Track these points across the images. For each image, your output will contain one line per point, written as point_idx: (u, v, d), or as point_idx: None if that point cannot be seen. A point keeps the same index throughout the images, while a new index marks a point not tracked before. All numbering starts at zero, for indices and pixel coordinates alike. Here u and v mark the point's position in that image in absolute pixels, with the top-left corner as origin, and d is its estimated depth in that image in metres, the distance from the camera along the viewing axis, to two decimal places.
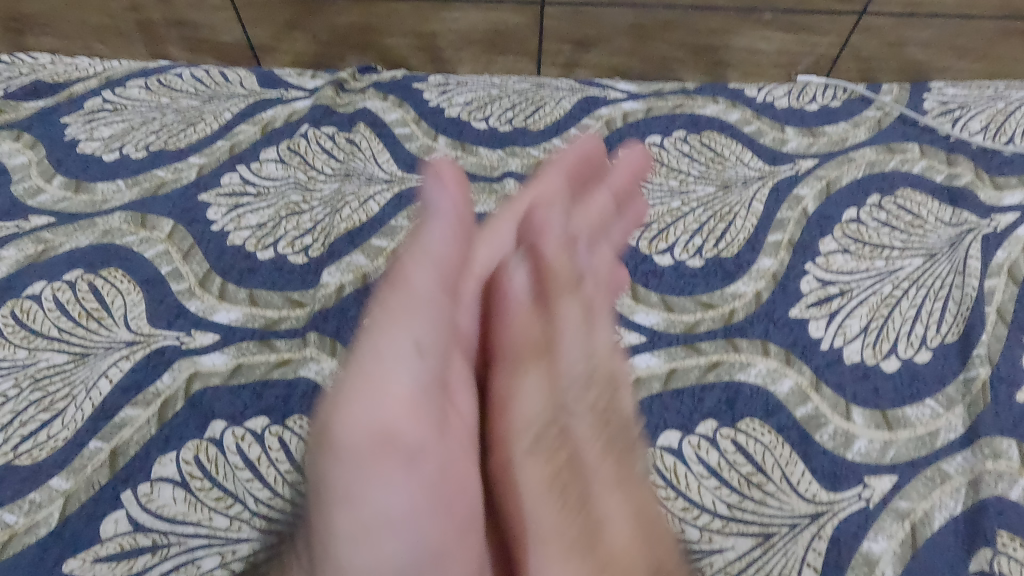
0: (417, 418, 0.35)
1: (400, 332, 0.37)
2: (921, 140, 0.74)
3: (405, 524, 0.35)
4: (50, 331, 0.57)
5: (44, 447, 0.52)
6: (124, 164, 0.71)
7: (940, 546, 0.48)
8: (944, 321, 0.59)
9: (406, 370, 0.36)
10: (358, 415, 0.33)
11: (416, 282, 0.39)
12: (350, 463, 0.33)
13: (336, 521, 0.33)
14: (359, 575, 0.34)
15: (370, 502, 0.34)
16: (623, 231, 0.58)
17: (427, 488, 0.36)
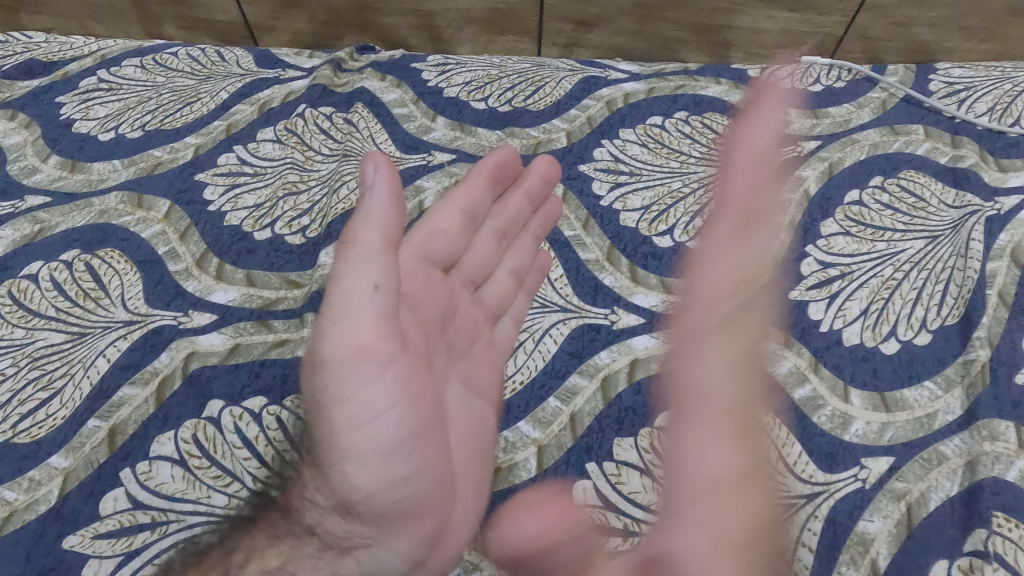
0: (386, 328, 0.36)
1: (354, 275, 0.34)
2: (926, 122, 0.72)
3: (391, 423, 0.37)
4: (48, 311, 0.57)
5: (43, 425, 0.52)
6: (120, 144, 0.70)
7: (935, 527, 0.48)
8: (945, 304, 0.59)
9: (368, 304, 0.35)
10: (336, 335, 0.35)
11: (366, 235, 0.34)
12: (338, 375, 0.36)
13: (335, 416, 0.37)
14: (360, 472, 0.38)
15: (353, 401, 0.37)
16: (541, 225, 0.59)
17: (407, 383, 0.38)
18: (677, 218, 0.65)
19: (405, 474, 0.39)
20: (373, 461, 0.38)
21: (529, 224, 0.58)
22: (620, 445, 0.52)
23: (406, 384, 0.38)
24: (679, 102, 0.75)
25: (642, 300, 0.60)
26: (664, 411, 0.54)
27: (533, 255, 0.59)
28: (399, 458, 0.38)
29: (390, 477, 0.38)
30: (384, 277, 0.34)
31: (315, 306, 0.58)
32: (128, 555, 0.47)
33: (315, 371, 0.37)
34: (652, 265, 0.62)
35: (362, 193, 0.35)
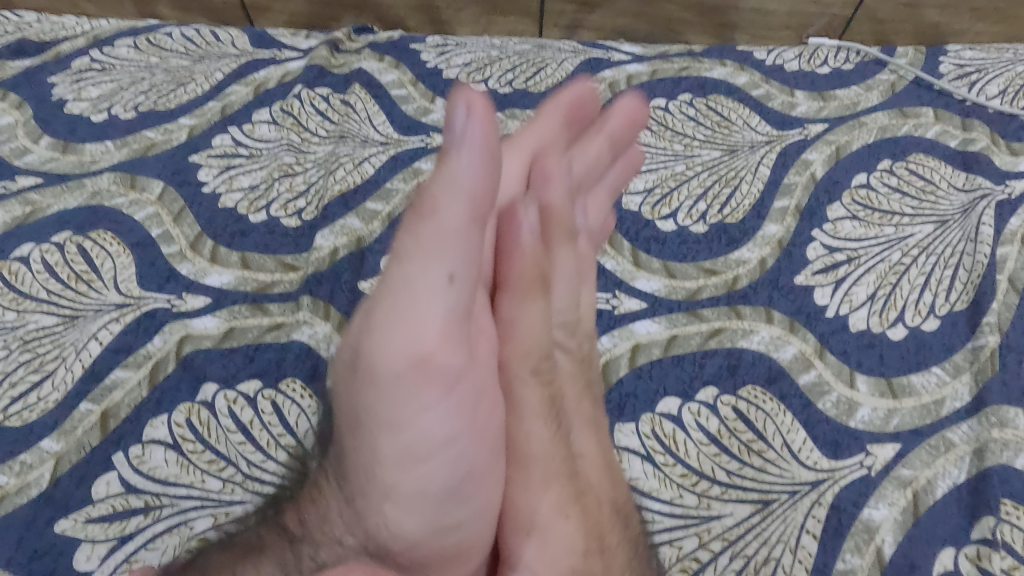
0: (453, 338, 0.31)
1: (430, 264, 0.30)
2: (935, 105, 0.71)
3: (450, 448, 0.33)
4: (39, 294, 0.56)
5: (35, 408, 0.51)
6: (113, 125, 0.69)
7: (942, 514, 0.48)
8: (954, 289, 0.58)
9: (438, 299, 0.30)
10: (392, 338, 0.30)
11: (451, 198, 0.30)
12: (387, 393, 0.31)
13: (381, 443, 0.32)
14: (401, 502, 0.34)
15: (411, 426, 0.32)
16: (618, 178, 0.60)
17: (472, 411, 0.34)
18: (681, 201, 0.64)
19: (460, 517, 0.35)
20: (423, 499, 0.34)
21: (606, 177, 0.59)
22: (622, 431, 0.51)
23: (468, 411, 0.33)
24: (683, 84, 0.74)
25: (644, 284, 0.59)
26: (667, 397, 0.52)
27: (605, 214, 0.59)
28: (453, 503, 0.35)
29: (440, 520, 0.35)
30: (457, 265, 0.30)
31: (310, 289, 0.57)
32: (121, 539, 0.47)
33: (359, 384, 0.31)
34: (655, 249, 0.61)
35: (448, 138, 0.30)
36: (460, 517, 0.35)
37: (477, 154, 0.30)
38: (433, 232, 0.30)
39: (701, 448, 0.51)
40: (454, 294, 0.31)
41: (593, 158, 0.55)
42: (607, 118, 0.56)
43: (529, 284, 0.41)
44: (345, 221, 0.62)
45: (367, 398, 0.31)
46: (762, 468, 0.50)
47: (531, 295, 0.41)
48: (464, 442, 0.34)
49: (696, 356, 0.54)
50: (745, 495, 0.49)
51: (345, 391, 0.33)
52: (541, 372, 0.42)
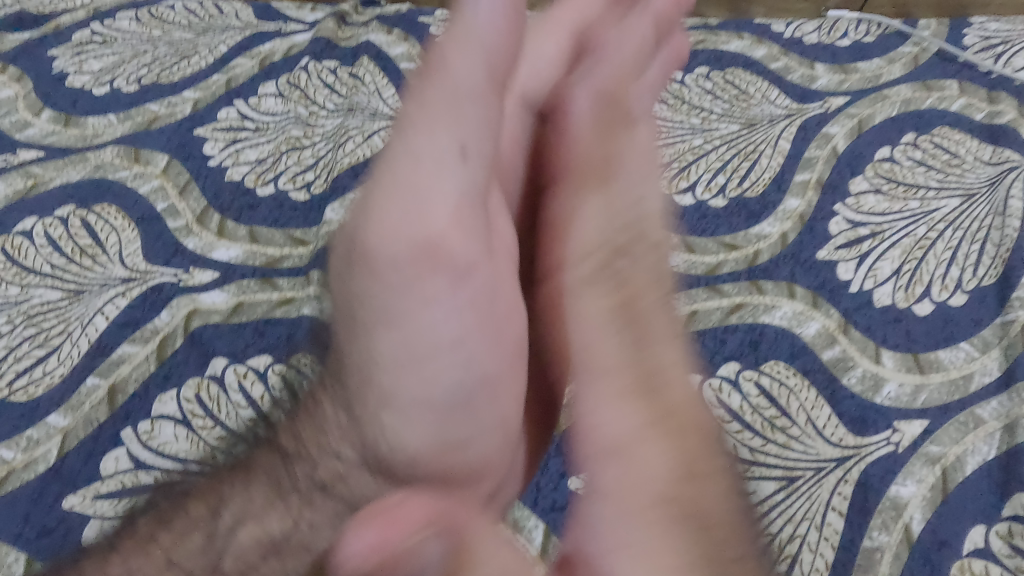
0: (463, 222, 0.33)
1: (442, 132, 0.33)
2: (961, 77, 0.69)
3: (455, 348, 0.34)
4: (43, 268, 0.55)
5: (41, 383, 0.50)
6: (115, 98, 0.67)
7: (972, 491, 0.46)
8: (981, 264, 0.56)
9: (450, 176, 0.32)
10: (398, 214, 0.32)
11: (459, 72, 0.33)
12: (391, 273, 0.32)
13: (380, 341, 0.33)
14: (404, 404, 0.33)
15: (415, 318, 0.33)
16: (683, 41, 0.50)
17: (479, 313, 0.35)
18: (699, 175, 0.62)
19: (468, 433, 0.34)
20: (428, 407, 0.33)
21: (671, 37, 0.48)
22: None
23: (475, 302, 0.34)
24: (699, 57, 0.71)
25: None
26: None
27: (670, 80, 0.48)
28: (462, 412, 0.34)
29: (445, 434, 0.33)
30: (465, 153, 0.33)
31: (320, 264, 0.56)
32: None
33: (355, 271, 0.32)
34: (673, 224, 0.60)
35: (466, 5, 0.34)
36: (468, 434, 0.34)
37: (483, 30, 0.34)
38: (445, 94, 0.33)
39: (723, 425, 0.49)
40: (464, 166, 0.33)
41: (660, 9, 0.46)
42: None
43: (580, 174, 0.39)
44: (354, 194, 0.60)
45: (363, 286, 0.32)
46: (786, 445, 0.48)
47: (589, 184, 0.39)
48: (473, 342, 0.34)
49: (717, 331, 0.53)
50: (768, 472, 0.48)
51: (339, 283, 0.34)
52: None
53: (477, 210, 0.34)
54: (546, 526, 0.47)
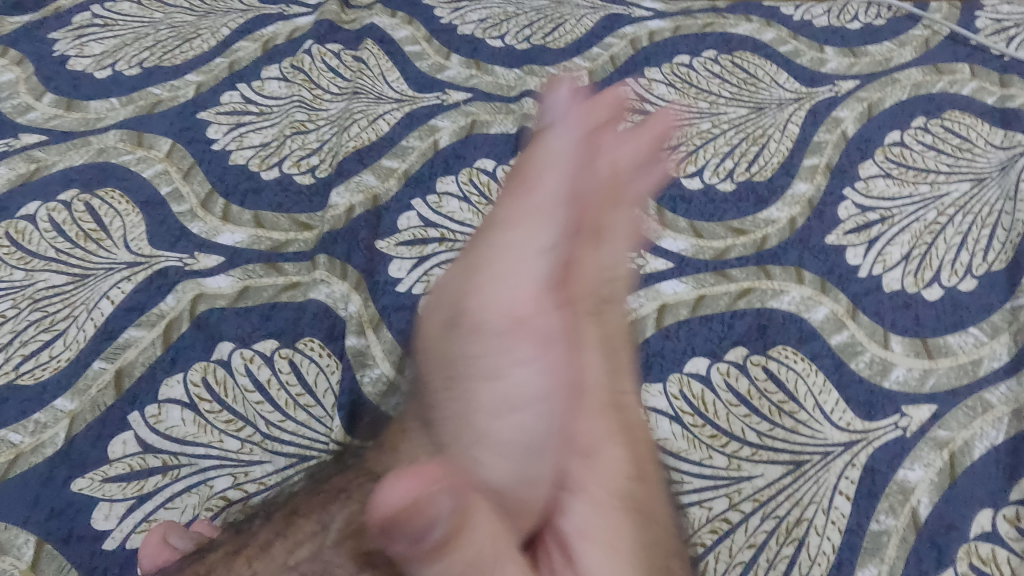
0: (541, 297, 0.37)
1: (532, 231, 0.38)
2: (973, 60, 0.68)
3: (541, 401, 0.35)
4: (48, 252, 0.55)
5: (47, 367, 0.50)
6: (117, 81, 0.66)
7: (980, 475, 0.46)
8: (991, 249, 0.56)
9: (531, 263, 0.37)
10: (495, 295, 0.36)
11: (550, 185, 0.39)
12: (486, 334, 0.36)
13: (481, 393, 0.35)
14: (493, 453, 0.33)
15: (500, 380, 0.35)
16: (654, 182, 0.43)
17: (553, 366, 0.36)
18: (707, 159, 0.62)
19: (542, 470, 0.34)
20: (507, 448, 0.33)
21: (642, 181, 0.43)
22: (649, 391, 0.50)
23: (556, 368, 0.36)
24: (707, 41, 0.70)
25: (670, 244, 0.57)
26: (695, 357, 0.51)
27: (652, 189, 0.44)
28: (534, 455, 0.34)
29: (525, 470, 0.33)
30: (554, 239, 0.38)
31: (326, 248, 0.56)
32: (140, 499, 0.46)
33: (461, 333, 0.36)
34: (681, 208, 0.59)
35: (544, 125, 0.42)
36: (551, 475, 0.34)
37: (543, 204, 0.39)
38: (530, 207, 0.39)
39: (730, 409, 0.49)
40: (545, 261, 0.38)
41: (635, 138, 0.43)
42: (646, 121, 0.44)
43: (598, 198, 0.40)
44: (360, 178, 0.60)
45: (466, 347, 0.36)
46: (793, 429, 0.48)
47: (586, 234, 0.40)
48: (554, 398, 0.35)
49: (725, 316, 0.53)
50: (776, 456, 0.47)
51: (432, 348, 0.37)
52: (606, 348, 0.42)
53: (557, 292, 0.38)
54: None
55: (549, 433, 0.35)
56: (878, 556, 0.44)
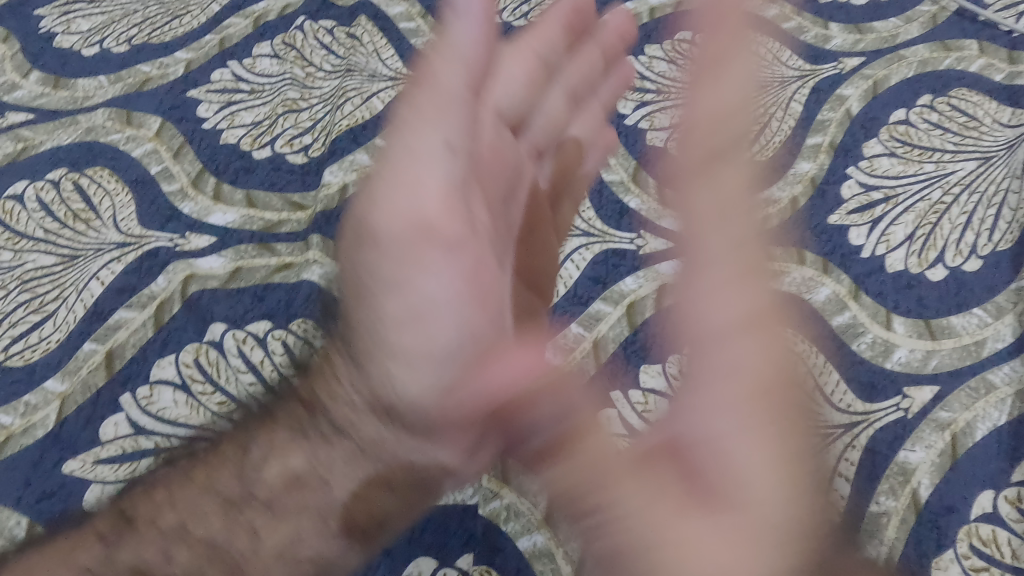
0: (449, 205, 0.38)
1: (429, 133, 0.38)
2: (981, 37, 0.66)
3: (450, 306, 0.38)
4: (36, 233, 0.54)
5: (37, 348, 0.49)
6: (105, 58, 0.65)
7: (982, 456, 0.46)
8: (997, 229, 0.55)
9: (435, 169, 0.37)
10: (394, 206, 0.37)
11: (445, 82, 0.39)
12: (386, 247, 0.37)
13: (388, 303, 0.37)
14: (407, 354, 0.38)
15: (409, 283, 0.37)
16: (611, 92, 0.55)
17: (466, 274, 0.38)
18: None
19: (458, 375, 0.38)
20: (428, 356, 0.37)
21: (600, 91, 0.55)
22: (647, 372, 0.50)
23: (466, 274, 0.38)
24: None
25: (670, 224, 0.56)
26: None
27: (597, 128, 0.56)
28: (454, 362, 0.37)
29: (440, 381, 0.38)
30: (456, 137, 0.39)
31: (320, 228, 0.55)
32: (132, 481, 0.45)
33: (363, 248, 0.38)
34: (681, 188, 0.58)
35: (450, 27, 0.40)
36: (454, 379, 0.38)
37: (451, 105, 0.39)
38: (436, 100, 0.39)
39: None
40: (452, 162, 0.38)
41: (586, 69, 0.52)
42: (602, 32, 0.52)
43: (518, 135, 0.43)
44: (354, 157, 0.59)
45: (369, 262, 0.38)
46: None
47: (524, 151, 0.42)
48: (461, 305, 0.38)
49: None
50: None
51: (351, 262, 0.39)
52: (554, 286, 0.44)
53: (462, 196, 0.39)
54: None
55: (464, 336, 0.38)
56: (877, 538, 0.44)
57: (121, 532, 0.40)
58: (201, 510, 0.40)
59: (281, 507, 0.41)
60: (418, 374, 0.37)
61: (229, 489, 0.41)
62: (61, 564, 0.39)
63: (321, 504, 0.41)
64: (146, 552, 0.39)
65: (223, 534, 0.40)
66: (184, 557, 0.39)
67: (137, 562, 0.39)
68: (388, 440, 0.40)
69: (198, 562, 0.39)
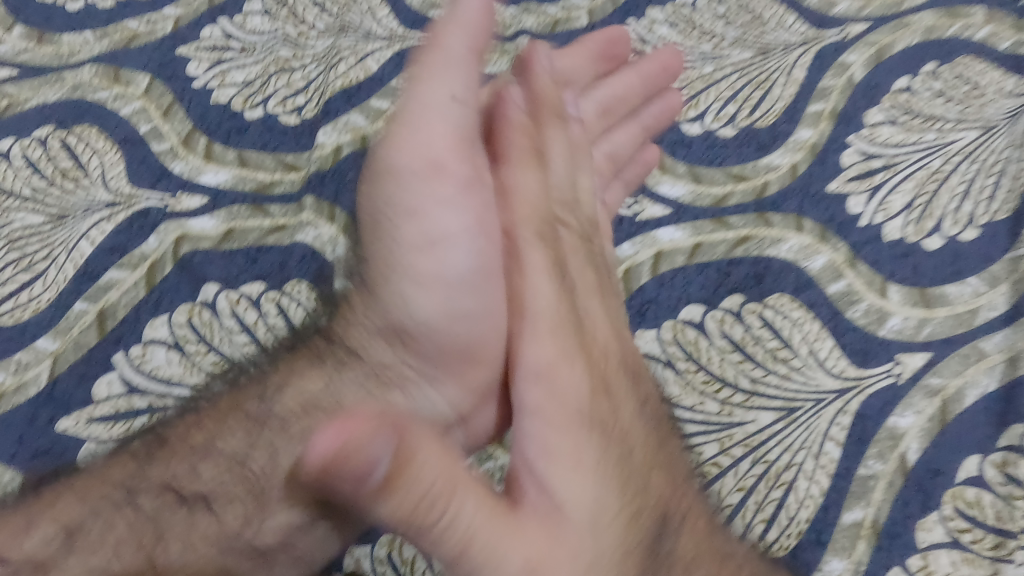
0: (463, 150, 0.39)
1: (437, 85, 0.38)
2: (989, 4, 0.65)
3: (463, 239, 0.39)
4: (23, 191, 0.53)
5: (27, 308, 0.49)
6: (90, 13, 0.63)
7: (970, 422, 0.46)
8: (995, 199, 0.54)
9: (444, 114, 0.38)
10: (410, 142, 0.38)
11: (450, 42, 0.38)
12: (407, 180, 0.38)
13: (402, 231, 0.39)
14: (423, 281, 0.40)
15: (424, 214, 0.39)
16: (654, 116, 0.56)
17: (483, 212, 0.40)
18: (709, 104, 0.59)
19: (467, 304, 0.40)
20: (437, 283, 0.40)
21: (621, 86, 0.55)
22: (642, 337, 0.50)
23: (482, 209, 0.39)
24: None
25: (668, 189, 0.55)
26: (690, 304, 0.50)
27: (636, 145, 0.55)
28: (467, 288, 0.40)
29: (451, 305, 0.40)
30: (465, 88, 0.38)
31: (313, 190, 0.54)
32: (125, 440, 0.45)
33: (382, 178, 0.39)
34: (681, 153, 0.57)
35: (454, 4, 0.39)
36: (468, 307, 0.40)
37: (460, 56, 0.38)
38: (439, 59, 0.38)
39: (724, 355, 0.49)
40: (459, 111, 0.38)
41: (621, 89, 0.55)
42: (642, 60, 0.55)
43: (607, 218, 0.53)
44: (348, 118, 0.58)
45: (384, 195, 0.39)
46: (786, 376, 0.48)
47: (528, 163, 0.41)
48: (477, 235, 0.40)
49: (722, 264, 0.52)
50: (768, 403, 0.47)
51: (367, 192, 0.40)
52: (544, 234, 0.41)
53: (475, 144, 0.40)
54: None
55: (478, 267, 0.40)
56: (864, 500, 0.45)
57: (153, 449, 0.40)
58: (229, 430, 0.40)
59: (295, 429, 0.39)
60: (436, 300, 0.40)
61: (252, 410, 0.40)
62: (95, 482, 0.39)
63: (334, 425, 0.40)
64: (172, 471, 0.39)
65: (246, 449, 0.39)
66: (208, 472, 0.39)
67: (166, 476, 0.38)
68: (398, 363, 0.42)
69: (222, 479, 0.39)
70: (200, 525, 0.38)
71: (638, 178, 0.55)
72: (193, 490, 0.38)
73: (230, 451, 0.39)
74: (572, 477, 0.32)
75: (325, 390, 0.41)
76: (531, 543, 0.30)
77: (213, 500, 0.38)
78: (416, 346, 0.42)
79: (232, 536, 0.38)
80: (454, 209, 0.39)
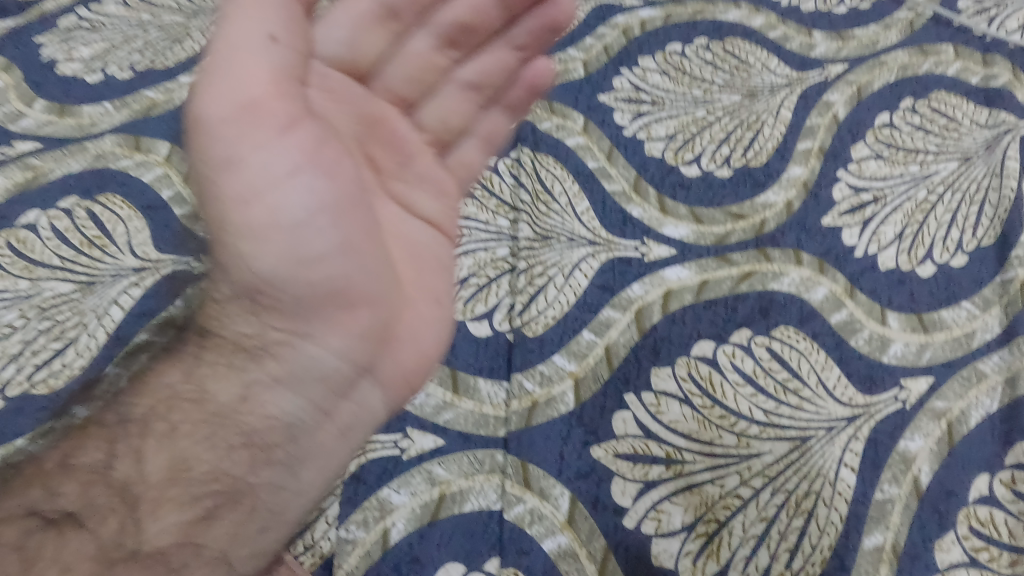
0: (282, 88, 0.34)
1: (248, 21, 0.33)
2: (956, 42, 0.70)
3: (301, 177, 0.36)
4: (52, 260, 0.55)
5: (60, 375, 0.50)
6: (109, 85, 0.66)
7: (977, 442, 0.48)
8: (980, 225, 0.57)
9: (258, 53, 0.33)
10: (216, 91, 0.34)
11: None
12: (221, 131, 0.34)
13: (224, 182, 0.35)
14: (256, 231, 0.36)
15: (248, 161, 0.35)
16: (530, 31, 0.43)
17: (314, 149, 0.36)
18: (704, 146, 0.63)
19: (320, 247, 0.37)
20: (276, 231, 0.36)
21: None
22: (658, 375, 0.51)
23: (314, 147, 0.36)
24: (698, 28, 0.72)
25: (672, 231, 0.58)
26: (701, 340, 0.52)
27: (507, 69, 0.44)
28: (308, 230, 0.36)
29: (298, 251, 0.36)
30: (277, 24, 0.34)
31: None
32: None
33: (191, 135, 0.35)
34: (681, 195, 0.60)
35: None
36: (321, 250, 0.37)
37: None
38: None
39: (737, 389, 0.50)
40: (272, 46, 0.34)
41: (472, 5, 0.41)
42: None
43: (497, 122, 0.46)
44: None
45: (197, 149, 0.35)
46: (798, 406, 0.50)
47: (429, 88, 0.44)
48: (315, 171, 0.36)
49: (728, 299, 0.54)
50: (783, 433, 0.49)
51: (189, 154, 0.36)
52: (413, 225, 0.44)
53: (296, 81, 0.35)
54: (572, 493, 0.47)
55: (321, 202, 0.36)
56: (883, 524, 0.46)
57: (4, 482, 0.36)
58: (87, 445, 0.37)
59: (176, 428, 0.38)
60: (280, 250, 0.36)
61: (110, 420, 0.38)
62: None
63: (208, 417, 0.38)
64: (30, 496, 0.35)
65: (107, 459, 0.37)
66: (73, 491, 0.35)
67: (29, 504, 0.34)
68: (264, 330, 0.39)
69: (90, 495, 0.36)
70: (73, 546, 0.34)
71: (523, 103, 0.46)
72: (59, 510, 0.35)
73: (89, 464, 0.36)
74: (425, 318, 0.41)
75: (189, 381, 0.39)
76: (391, 321, 0.40)
77: (86, 517, 0.35)
78: (278, 305, 0.38)
79: (113, 549, 0.35)
80: (281, 146, 0.35)
